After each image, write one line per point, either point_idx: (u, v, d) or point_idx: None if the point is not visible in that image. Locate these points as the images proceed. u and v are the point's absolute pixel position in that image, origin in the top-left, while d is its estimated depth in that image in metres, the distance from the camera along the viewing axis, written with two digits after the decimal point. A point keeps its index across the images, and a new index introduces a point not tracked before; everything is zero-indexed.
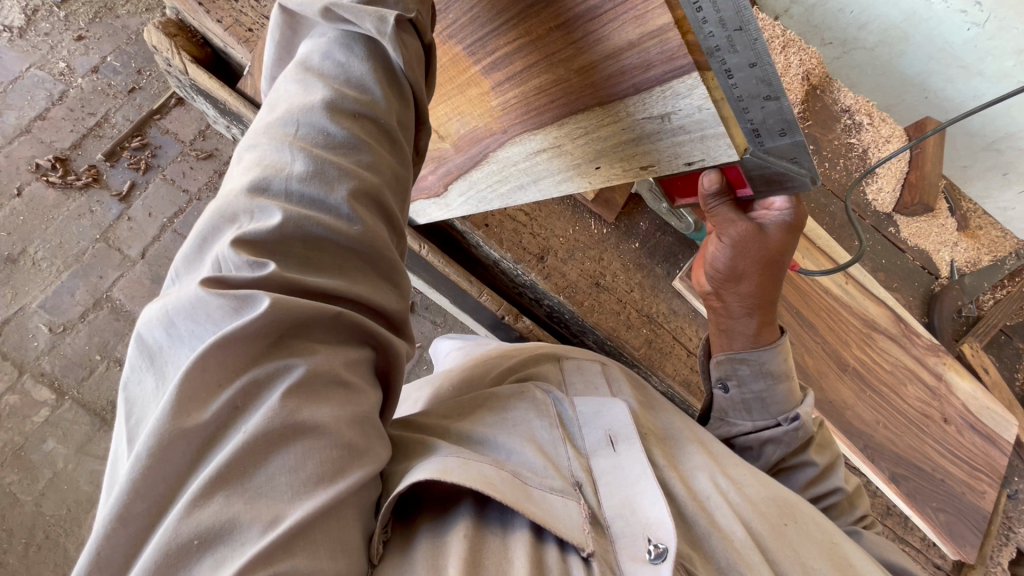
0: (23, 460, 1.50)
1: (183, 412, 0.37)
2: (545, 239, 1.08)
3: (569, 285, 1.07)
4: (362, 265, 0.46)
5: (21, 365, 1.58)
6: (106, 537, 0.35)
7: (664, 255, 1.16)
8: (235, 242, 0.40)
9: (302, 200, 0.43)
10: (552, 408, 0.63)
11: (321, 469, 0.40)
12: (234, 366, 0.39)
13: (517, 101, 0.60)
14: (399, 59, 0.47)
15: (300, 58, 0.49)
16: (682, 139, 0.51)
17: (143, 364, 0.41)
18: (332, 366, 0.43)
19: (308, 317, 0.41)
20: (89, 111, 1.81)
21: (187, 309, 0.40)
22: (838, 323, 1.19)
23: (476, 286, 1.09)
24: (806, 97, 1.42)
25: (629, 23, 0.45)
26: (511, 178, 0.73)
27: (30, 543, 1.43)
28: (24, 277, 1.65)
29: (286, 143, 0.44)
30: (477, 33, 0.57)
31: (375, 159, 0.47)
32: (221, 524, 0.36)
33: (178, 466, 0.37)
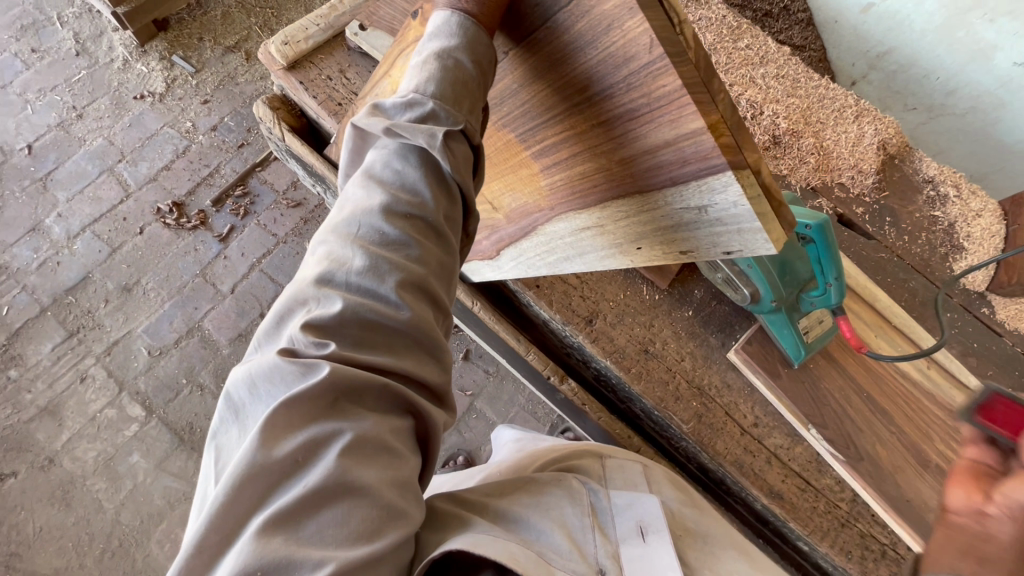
0: (112, 470, 1.68)
1: (255, 460, 0.42)
2: (595, 302, 1.09)
3: (617, 350, 1.06)
4: (410, 343, 0.51)
5: (122, 382, 1.78)
6: (185, 563, 0.41)
7: (719, 325, 1.13)
8: (304, 324, 0.47)
9: (359, 291, 0.49)
10: (586, 498, 0.66)
11: (362, 526, 0.44)
12: (299, 423, 0.44)
13: (564, 183, 0.64)
14: (448, 165, 0.52)
15: (365, 165, 0.55)
16: (720, 230, 0.52)
17: (227, 417, 0.47)
18: (379, 433, 0.46)
19: (360, 387, 0.46)
20: (205, 163, 2.08)
21: (264, 373, 0.46)
22: (920, 413, 1.08)
23: (524, 344, 1.11)
24: (883, 167, 1.36)
25: (665, 125, 0.47)
26: (558, 250, 0.77)
27: (106, 550, 1.59)
28: (135, 304, 1.87)
29: (349, 242, 0.51)
30: (526, 122, 0.62)
31: (423, 253, 0.52)
32: (278, 564, 0.40)
33: (245, 507, 0.42)
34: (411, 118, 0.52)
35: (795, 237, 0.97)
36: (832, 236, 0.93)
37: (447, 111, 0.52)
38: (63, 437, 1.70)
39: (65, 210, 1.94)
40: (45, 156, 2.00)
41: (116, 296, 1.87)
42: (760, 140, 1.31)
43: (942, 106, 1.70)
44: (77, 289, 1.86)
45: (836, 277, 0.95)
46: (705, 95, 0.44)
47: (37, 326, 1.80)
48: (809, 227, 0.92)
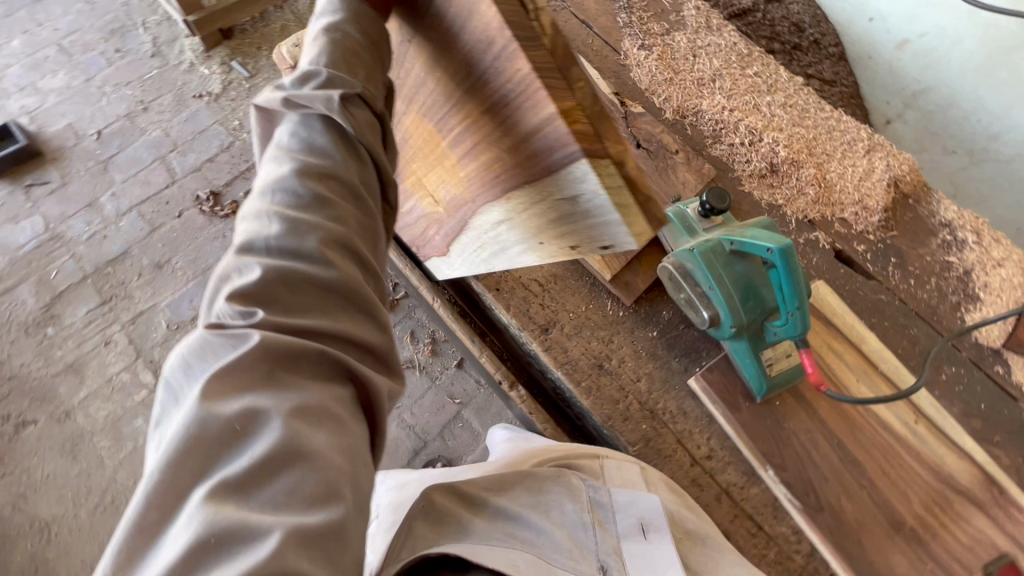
0: (118, 430, 1.81)
1: (195, 432, 0.44)
2: (554, 312, 1.08)
3: (570, 361, 1.04)
4: (338, 301, 0.54)
5: (140, 350, 1.92)
6: (129, 546, 0.41)
7: (684, 349, 1.08)
8: (232, 296, 0.50)
9: (281, 254, 0.53)
10: (585, 495, 0.82)
11: (316, 490, 0.44)
12: (238, 390, 0.46)
13: (475, 174, 0.70)
14: (350, 126, 0.58)
15: (275, 140, 0.60)
16: (594, 220, 0.58)
17: (168, 403, 0.49)
18: (324, 401, 0.48)
19: (294, 351, 0.49)
20: (245, 159, 2.24)
21: (196, 352, 0.49)
22: (899, 468, 0.99)
23: (477, 345, 1.15)
24: (893, 206, 1.27)
25: (532, 112, 0.52)
26: (486, 244, 0.82)
27: (100, 502, 1.72)
28: (163, 280, 2.02)
29: (265, 212, 0.55)
30: (439, 112, 0.68)
31: (339, 212, 0.56)
32: (233, 526, 0.41)
33: (188, 483, 0.43)
34: (310, 88, 0.58)
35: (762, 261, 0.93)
36: (797, 266, 0.88)
37: (343, 79, 0.58)
38: (80, 394, 1.85)
39: (118, 190, 2.15)
40: (111, 142, 2.22)
41: (148, 271, 2.04)
42: (756, 167, 1.27)
43: (982, 150, 1.60)
44: (116, 262, 2.04)
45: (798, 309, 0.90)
46: (559, 82, 0.49)
47: (77, 291, 1.98)
48: (772, 252, 0.88)
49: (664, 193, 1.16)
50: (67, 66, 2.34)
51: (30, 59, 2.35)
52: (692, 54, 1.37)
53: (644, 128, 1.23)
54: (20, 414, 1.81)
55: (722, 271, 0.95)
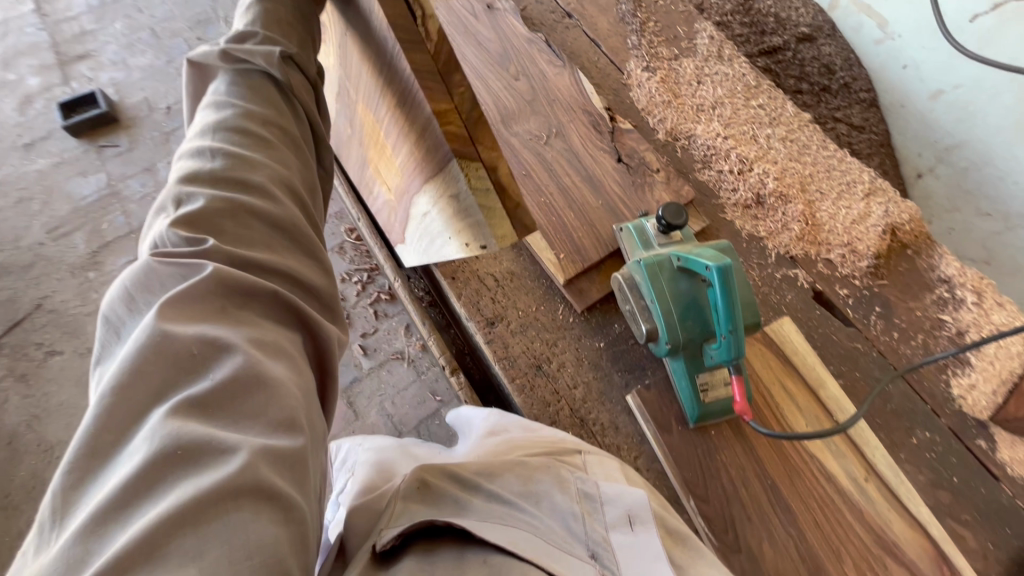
0: None
1: (153, 355, 0.46)
2: (503, 307, 1.10)
3: (508, 357, 1.05)
4: (285, 242, 0.60)
5: None
6: (76, 464, 0.42)
7: (629, 364, 1.06)
8: (177, 224, 0.54)
9: (224, 189, 0.58)
10: (574, 486, 0.77)
11: (280, 416, 0.49)
12: (194, 318, 0.50)
13: (396, 162, 0.73)
14: (281, 75, 0.65)
15: (211, 93, 0.66)
16: (469, 222, 0.60)
17: (109, 336, 0.50)
18: (276, 337, 0.54)
19: (248, 285, 0.54)
20: None
21: (141, 281, 0.52)
22: (834, 523, 0.93)
23: (428, 330, 1.21)
24: (889, 254, 1.20)
25: (416, 104, 0.55)
26: (416, 238, 0.85)
27: None
28: None
29: (205, 154, 0.59)
30: (370, 95, 0.70)
31: (279, 156, 0.63)
32: (199, 440, 0.44)
33: (142, 405, 0.45)
34: (250, 45, 0.65)
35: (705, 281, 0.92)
36: (734, 289, 0.86)
37: (275, 40, 0.66)
38: None
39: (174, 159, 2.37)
40: (177, 117, 2.46)
41: None
42: (742, 197, 1.25)
43: (1017, 216, 1.46)
44: None
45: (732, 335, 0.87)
46: (438, 83, 0.53)
47: (122, 243, 2.19)
48: (709, 271, 0.87)
49: (636, 208, 1.16)
50: (154, 48, 2.63)
51: (126, 39, 2.66)
52: (696, 81, 1.37)
53: (629, 144, 1.24)
54: (51, 344, 2.01)
55: (664, 286, 0.94)
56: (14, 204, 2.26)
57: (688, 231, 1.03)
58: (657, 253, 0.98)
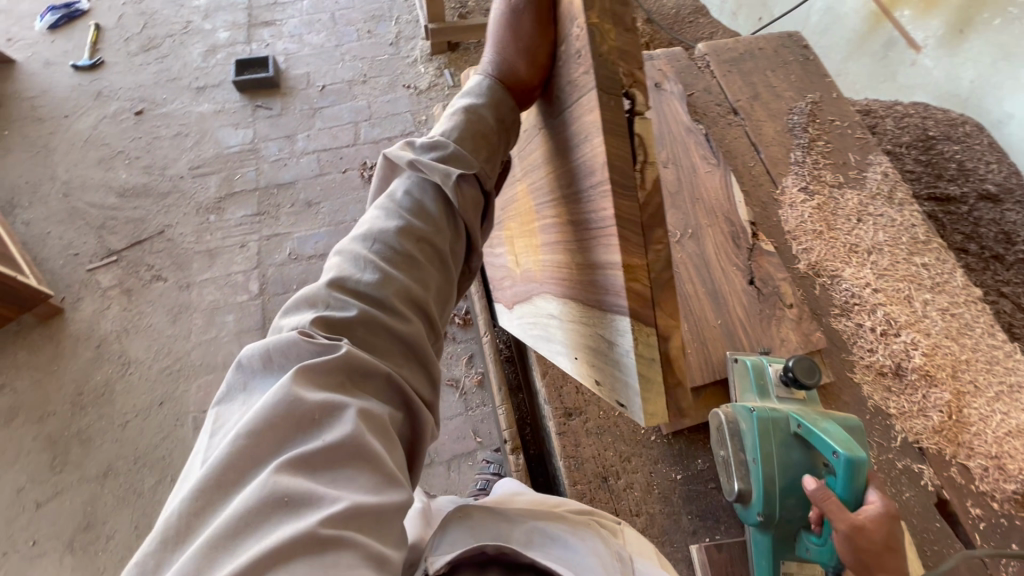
0: (212, 316, 2.08)
1: (280, 410, 0.51)
2: (585, 401, 1.04)
3: (577, 457, 0.98)
4: (405, 352, 0.62)
5: (260, 262, 2.20)
6: (200, 491, 0.47)
7: (701, 510, 0.96)
8: (317, 321, 0.58)
9: (366, 297, 0.62)
10: (613, 545, 0.66)
11: (372, 482, 0.51)
12: (318, 389, 0.54)
13: (552, 264, 0.78)
14: (454, 199, 0.68)
15: (390, 190, 0.71)
16: (617, 374, 0.61)
17: (240, 392, 0.57)
18: (384, 418, 0.56)
19: (366, 369, 0.58)
20: None
21: (280, 352, 0.57)
22: None
23: (502, 395, 1.17)
24: None
25: (603, 248, 0.56)
26: (541, 326, 0.91)
27: (170, 366, 1.99)
28: (305, 216, 2.30)
29: (360, 260, 0.64)
30: (541, 197, 0.78)
31: (424, 275, 0.66)
32: (303, 493, 0.47)
33: (260, 452, 0.50)
34: (429, 158, 0.68)
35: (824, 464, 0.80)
36: (859, 486, 0.73)
37: (462, 155, 0.68)
38: (205, 275, 2.17)
39: (313, 134, 2.51)
40: (328, 97, 2.62)
41: (299, 205, 2.33)
42: (878, 361, 1.11)
43: None
44: (283, 188, 2.37)
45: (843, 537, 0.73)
46: (637, 238, 0.52)
47: (245, 197, 2.35)
48: (835, 455, 0.75)
49: (757, 341, 1.06)
50: (328, 31, 2.85)
51: (308, 17, 2.90)
52: (857, 218, 1.25)
53: (766, 268, 1.14)
54: (159, 269, 2.18)
55: (774, 448, 0.82)
56: (172, 137, 2.51)
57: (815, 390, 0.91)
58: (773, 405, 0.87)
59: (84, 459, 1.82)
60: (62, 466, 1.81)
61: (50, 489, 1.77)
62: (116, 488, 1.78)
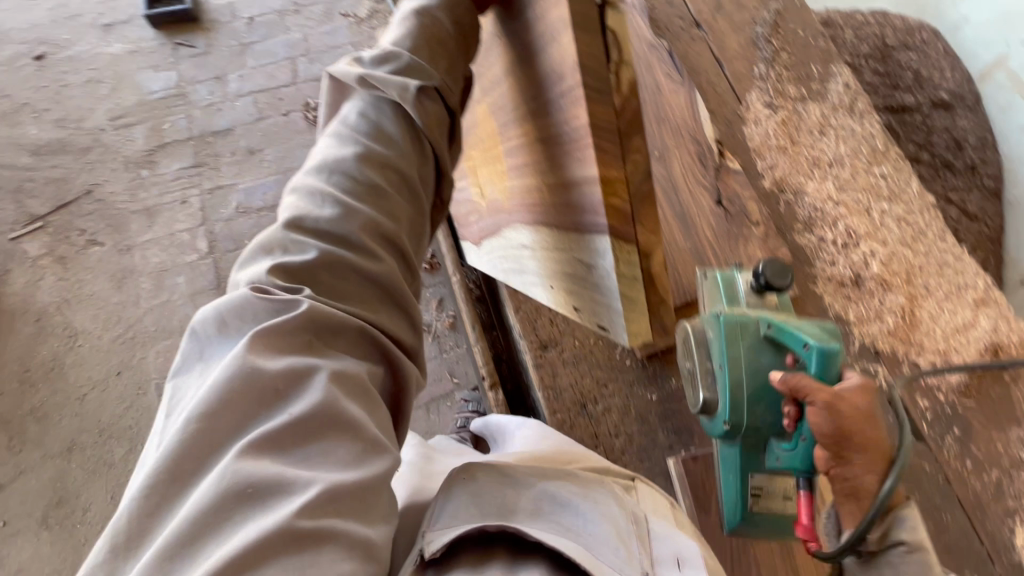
0: (161, 279, 1.96)
1: (239, 384, 0.48)
2: (559, 332, 1.04)
3: (555, 388, 0.99)
4: (377, 294, 0.58)
5: (205, 218, 2.05)
6: (157, 485, 0.45)
7: (677, 426, 0.99)
8: (274, 270, 0.54)
9: (329, 236, 0.57)
10: (629, 507, 0.69)
11: (348, 453, 0.50)
12: (281, 354, 0.51)
13: (520, 190, 0.76)
14: (420, 115, 0.62)
15: (342, 114, 0.65)
16: (599, 293, 0.64)
17: (195, 359, 0.53)
18: (360, 376, 0.54)
19: (337, 325, 0.54)
20: None
21: (235, 313, 0.52)
22: None
23: (477, 334, 1.16)
24: (989, 374, 1.07)
25: (583, 163, 0.56)
26: (512, 260, 0.89)
27: (122, 335, 1.88)
28: (249, 166, 2.14)
29: (318, 193, 0.58)
30: (503, 115, 0.74)
31: (391, 203, 0.60)
32: (269, 479, 0.46)
33: (220, 437, 0.47)
34: (385, 69, 0.62)
35: (792, 359, 0.79)
36: (832, 374, 0.73)
37: (421, 65, 0.63)
38: (146, 236, 2.02)
39: (246, 74, 2.29)
40: (258, 30, 2.37)
41: (241, 154, 2.15)
42: (839, 273, 1.14)
43: None
44: (219, 136, 2.18)
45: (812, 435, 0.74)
46: (616, 151, 0.53)
47: (179, 147, 2.15)
48: (806, 347, 0.75)
49: (726, 260, 1.07)
50: None
51: None
52: (819, 132, 1.24)
53: (733, 187, 1.13)
54: (93, 233, 2.01)
55: (742, 350, 0.81)
56: (84, 84, 2.23)
57: (783, 297, 0.90)
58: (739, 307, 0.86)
59: (43, 437, 1.74)
60: (20, 446, 1.73)
61: (11, 469, 1.70)
62: (83, 462, 1.72)
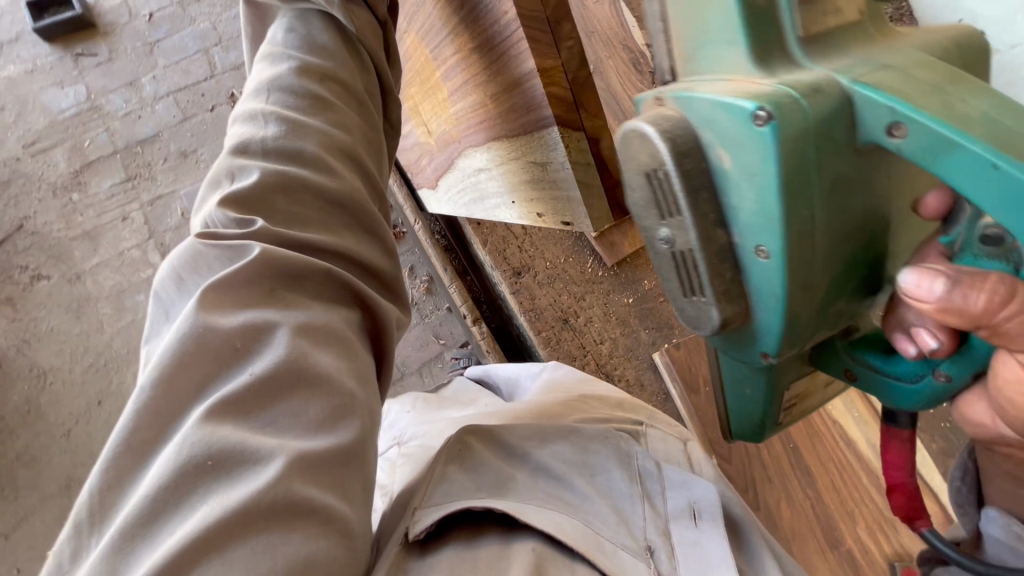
0: (120, 301, 1.89)
1: (200, 340, 0.43)
2: (530, 257, 1.05)
3: (535, 310, 1.02)
4: (343, 220, 0.55)
5: (153, 231, 1.98)
6: (111, 461, 0.38)
7: (656, 322, 1.03)
8: (225, 202, 0.50)
9: (277, 156, 0.54)
10: (633, 459, 0.59)
11: (322, 413, 0.43)
12: (236, 304, 0.45)
13: (465, 111, 0.79)
14: (349, 22, 0.64)
15: (270, 42, 0.65)
16: (558, 188, 0.70)
17: (161, 318, 0.48)
18: (329, 322, 0.48)
19: (299, 268, 0.49)
20: None
21: (191, 263, 0.48)
22: (850, 489, 0.93)
23: (451, 277, 1.18)
24: None
25: (523, 59, 0.61)
26: (469, 190, 0.90)
27: (93, 364, 1.83)
28: (186, 169, 2.05)
29: (260, 117, 0.57)
30: (434, 35, 0.76)
31: (342, 117, 0.60)
32: (230, 449, 0.38)
33: (182, 403, 0.41)
34: None
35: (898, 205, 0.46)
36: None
37: None
38: (94, 260, 1.93)
39: (160, 74, 2.16)
40: (160, 26, 2.23)
41: (174, 158, 2.06)
42: None
43: None
44: (146, 143, 2.07)
45: (960, 377, 0.52)
46: (548, 40, 0.60)
47: (106, 163, 2.04)
48: (999, 175, 0.40)
49: None
50: None
51: None
52: None
53: None
54: (37, 268, 1.91)
55: (810, 203, 0.46)
56: None
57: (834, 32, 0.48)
58: (817, 88, 0.44)
59: (38, 480, 1.70)
60: (15, 493, 1.68)
61: (12, 517, 1.66)
62: None
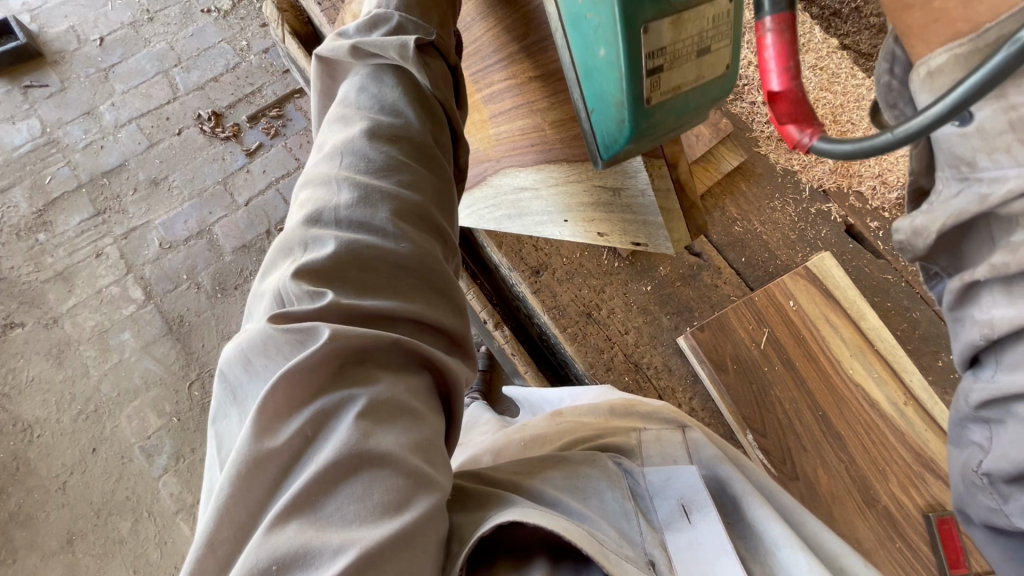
0: (104, 341, 1.80)
1: (260, 437, 0.40)
2: (547, 254, 1.07)
3: (557, 306, 1.02)
4: (415, 283, 0.51)
5: (130, 265, 1.88)
6: (194, 564, 0.37)
7: (677, 307, 1.05)
8: (298, 273, 0.47)
9: (352, 224, 0.51)
10: (623, 481, 0.58)
11: (386, 497, 0.38)
12: (302, 397, 0.42)
13: (508, 136, 0.88)
14: (421, 75, 0.62)
15: (340, 98, 0.63)
16: (633, 217, 0.77)
17: (229, 400, 0.45)
18: (395, 394, 0.44)
19: (366, 345, 0.45)
20: (250, 82, 2.12)
21: (259, 345, 0.45)
22: (880, 448, 0.93)
23: (466, 282, 1.17)
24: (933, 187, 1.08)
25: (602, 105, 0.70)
26: (504, 206, 0.99)
27: (82, 411, 1.73)
28: (159, 198, 1.96)
29: (334, 181, 0.54)
30: (484, 65, 0.83)
31: (414, 178, 0.56)
32: (293, 552, 0.35)
33: (256, 497, 0.39)
34: (379, 36, 0.64)
35: None
36: None
37: (414, 25, 0.67)
38: (70, 302, 1.84)
39: (118, 100, 2.06)
40: (113, 50, 2.12)
41: (144, 187, 1.97)
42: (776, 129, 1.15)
43: None
44: (113, 174, 1.97)
45: None
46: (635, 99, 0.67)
47: (71, 199, 1.94)
48: None
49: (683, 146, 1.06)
50: None
51: None
52: None
53: None
54: (9, 316, 1.81)
55: None
56: None
57: None
58: None
59: (34, 539, 1.60)
60: (13, 556, 1.57)
61: None
62: (90, 549, 1.59)
